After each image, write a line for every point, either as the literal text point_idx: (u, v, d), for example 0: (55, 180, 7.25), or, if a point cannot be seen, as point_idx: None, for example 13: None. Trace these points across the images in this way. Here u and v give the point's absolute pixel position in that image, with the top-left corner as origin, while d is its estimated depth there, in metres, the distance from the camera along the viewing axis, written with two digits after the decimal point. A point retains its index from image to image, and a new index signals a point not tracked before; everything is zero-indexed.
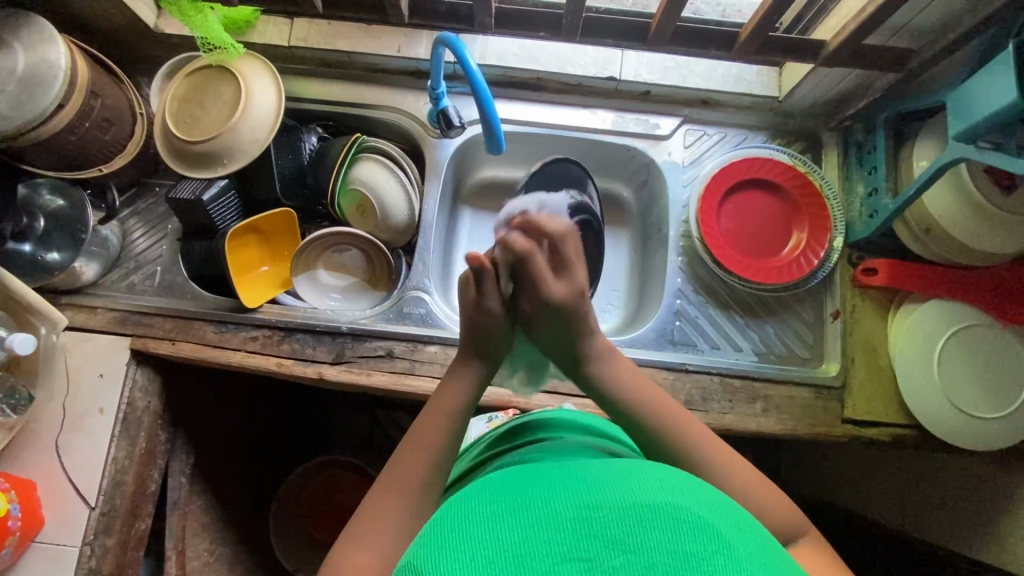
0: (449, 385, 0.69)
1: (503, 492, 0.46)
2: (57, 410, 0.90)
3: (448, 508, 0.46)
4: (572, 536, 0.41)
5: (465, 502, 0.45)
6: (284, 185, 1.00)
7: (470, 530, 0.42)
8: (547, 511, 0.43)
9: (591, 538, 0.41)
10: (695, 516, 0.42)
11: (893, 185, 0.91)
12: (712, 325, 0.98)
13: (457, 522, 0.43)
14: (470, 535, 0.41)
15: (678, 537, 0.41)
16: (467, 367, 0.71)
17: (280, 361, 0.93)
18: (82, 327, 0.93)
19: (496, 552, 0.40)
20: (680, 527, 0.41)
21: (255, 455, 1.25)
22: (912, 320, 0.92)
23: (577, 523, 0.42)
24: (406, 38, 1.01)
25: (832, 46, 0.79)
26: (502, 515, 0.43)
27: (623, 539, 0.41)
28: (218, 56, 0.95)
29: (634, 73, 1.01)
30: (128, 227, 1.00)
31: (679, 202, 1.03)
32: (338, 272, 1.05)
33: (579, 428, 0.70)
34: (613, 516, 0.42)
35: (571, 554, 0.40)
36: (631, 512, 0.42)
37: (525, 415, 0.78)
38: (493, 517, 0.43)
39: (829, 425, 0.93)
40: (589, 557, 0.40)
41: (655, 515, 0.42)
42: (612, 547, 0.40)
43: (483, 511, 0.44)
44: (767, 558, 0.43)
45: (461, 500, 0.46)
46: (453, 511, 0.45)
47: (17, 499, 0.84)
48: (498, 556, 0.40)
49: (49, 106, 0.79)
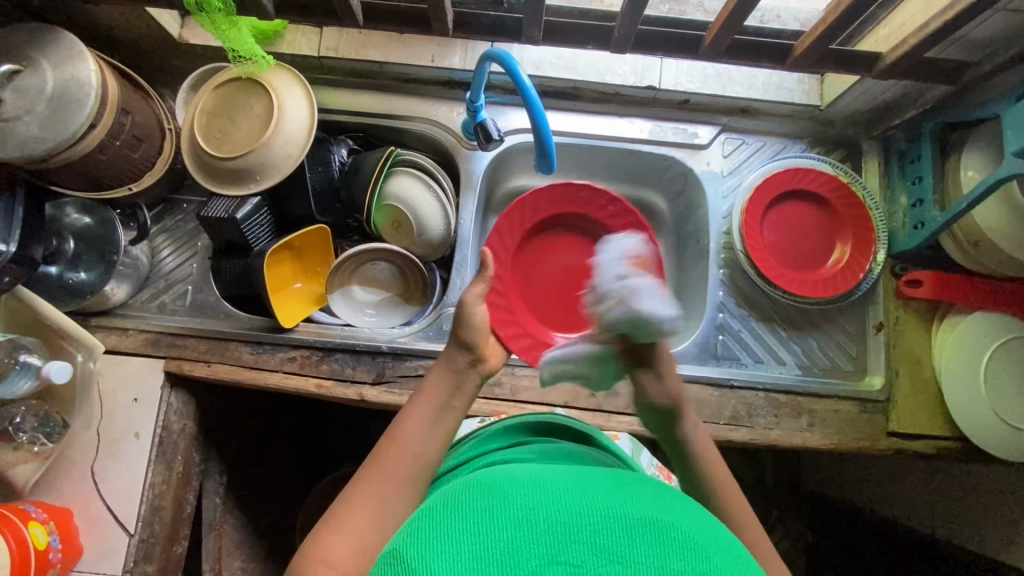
0: (443, 364, 0.70)
1: (496, 493, 0.46)
2: (92, 436, 0.88)
3: (440, 505, 0.47)
4: (558, 538, 0.41)
5: (459, 499, 0.46)
6: (317, 200, 0.97)
7: (459, 524, 0.43)
8: (534, 511, 0.43)
9: (581, 543, 0.41)
10: (684, 533, 0.43)
11: (940, 198, 0.90)
12: (755, 339, 0.97)
13: (448, 518, 0.44)
14: (458, 531, 0.42)
15: (668, 555, 0.40)
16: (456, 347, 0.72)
17: (319, 382, 0.91)
18: (115, 349, 0.91)
19: (483, 547, 0.41)
20: (670, 543, 0.41)
21: (284, 470, 1.24)
22: (959, 333, 0.92)
23: (565, 525, 0.42)
24: (439, 47, 0.99)
25: (889, 59, 0.77)
26: (492, 513, 0.43)
27: (611, 548, 0.41)
28: (248, 68, 0.91)
29: (674, 82, 0.99)
30: (157, 245, 0.97)
31: (719, 213, 1.01)
32: (373, 287, 1.03)
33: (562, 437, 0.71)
34: (602, 522, 0.42)
35: (559, 557, 0.40)
36: (622, 521, 0.42)
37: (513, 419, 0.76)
38: (483, 512, 0.43)
39: (874, 438, 0.92)
40: (576, 563, 0.40)
41: (646, 529, 0.42)
42: (599, 554, 0.40)
43: (473, 508, 0.44)
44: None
45: (455, 498, 0.47)
46: (445, 507, 0.46)
47: (55, 530, 0.82)
48: (484, 552, 0.40)
49: (81, 126, 0.76)
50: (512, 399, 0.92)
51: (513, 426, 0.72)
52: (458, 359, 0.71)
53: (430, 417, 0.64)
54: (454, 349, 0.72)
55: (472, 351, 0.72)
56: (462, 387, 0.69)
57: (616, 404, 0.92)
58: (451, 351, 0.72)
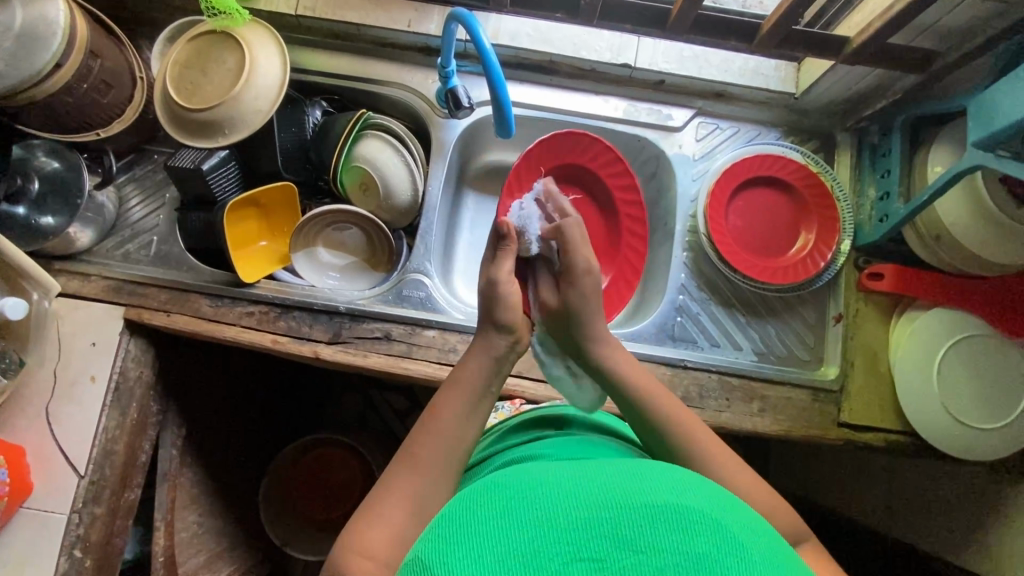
0: (472, 355, 0.70)
1: (515, 492, 0.46)
2: (48, 376, 0.89)
3: (458, 506, 0.47)
4: (582, 534, 0.42)
5: (478, 499, 0.47)
6: (286, 159, 0.98)
7: (483, 525, 0.44)
8: (555, 510, 0.44)
9: (602, 536, 0.42)
10: (705, 516, 0.43)
11: (906, 190, 0.90)
12: (713, 322, 0.97)
13: (470, 518, 0.45)
14: (481, 532, 0.43)
15: (690, 538, 0.42)
16: (490, 335, 0.71)
17: (275, 337, 0.91)
18: (76, 294, 0.92)
19: (508, 547, 0.42)
20: (691, 527, 0.42)
21: (248, 429, 1.25)
22: (916, 327, 0.92)
23: (587, 520, 0.43)
24: (417, 13, 0.99)
25: (855, 43, 0.77)
26: (513, 515, 0.44)
27: (634, 539, 0.42)
28: (222, 21, 0.92)
29: (650, 61, 0.99)
30: (125, 194, 0.98)
31: (688, 195, 1.01)
32: (337, 250, 1.04)
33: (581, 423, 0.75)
34: (622, 513, 0.43)
35: (582, 554, 0.41)
36: (641, 512, 0.43)
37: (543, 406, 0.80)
38: (504, 514, 0.44)
39: (824, 428, 0.93)
40: (600, 556, 0.41)
41: (666, 516, 0.43)
42: (624, 547, 0.41)
43: (491, 512, 0.45)
44: (778, 559, 0.44)
45: (472, 499, 0.48)
46: (465, 508, 0.46)
47: (5, 464, 0.83)
48: (510, 553, 0.41)
49: (45, 64, 0.77)
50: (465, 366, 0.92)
51: (533, 420, 0.75)
52: (497, 344, 0.71)
53: (466, 404, 0.65)
54: (490, 334, 0.71)
55: (509, 334, 0.72)
56: (499, 372, 0.69)
57: None
58: (488, 336, 0.71)
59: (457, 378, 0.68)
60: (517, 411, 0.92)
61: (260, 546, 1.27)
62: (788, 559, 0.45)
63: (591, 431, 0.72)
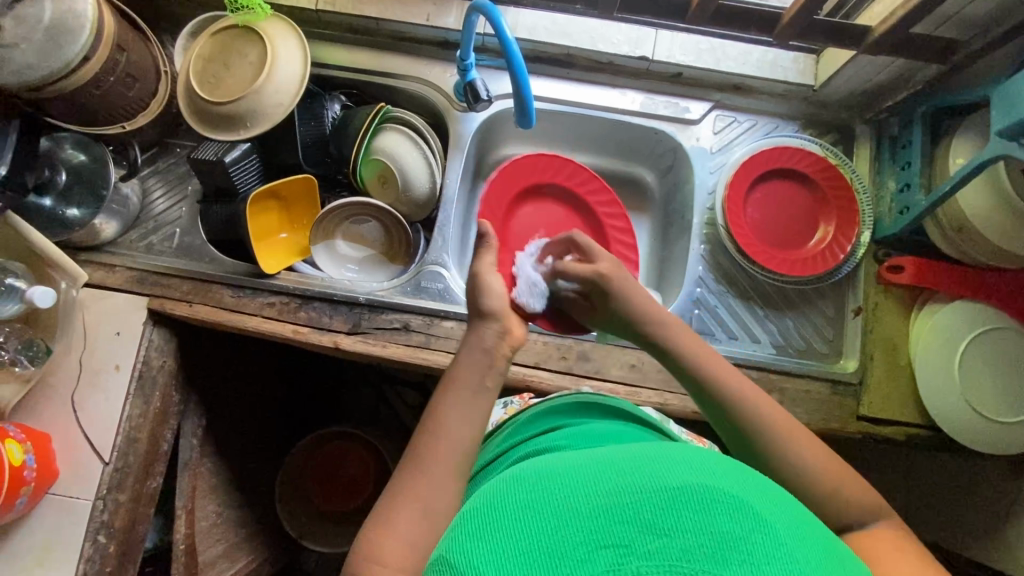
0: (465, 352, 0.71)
1: (534, 490, 0.47)
2: (74, 365, 0.91)
3: (481, 507, 0.48)
4: (605, 523, 0.42)
5: (500, 499, 0.48)
6: (306, 152, 0.99)
7: (506, 523, 0.44)
8: (577, 502, 0.44)
9: (625, 522, 0.42)
10: (726, 496, 0.43)
11: (927, 181, 0.89)
12: (731, 315, 0.97)
13: (494, 517, 0.45)
14: (504, 530, 0.44)
15: (713, 517, 0.42)
16: (484, 325, 0.73)
17: (296, 328, 0.93)
18: (101, 284, 0.93)
19: (533, 542, 0.42)
20: (713, 508, 0.42)
21: (264, 422, 1.26)
22: (935, 321, 0.91)
23: (610, 509, 0.43)
24: (435, 7, 1.00)
25: (877, 33, 0.76)
26: (535, 511, 0.45)
27: (657, 522, 0.42)
28: (245, 16, 0.94)
29: (668, 53, 0.99)
30: (148, 187, 0.99)
31: (705, 188, 1.01)
32: (356, 242, 1.04)
33: (592, 410, 0.75)
34: (642, 500, 0.43)
35: (606, 540, 0.41)
36: (662, 496, 0.43)
37: (546, 399, 0.80)
38: (524, 512, 0.45)
39: (843, 421, 0.92)
40: (625, 543, 0.41)
41: (687, 499, 0.43)
42: (647, 530, 0.41)
43: (512, 511, 0.45)
44: (804, 533, 0.44)
45: (493, 500, 0.48)
46: (488, 508, 0.47)
47: (32, 450, 0.84)
48: (535, 547, 0.42)
49: (74, 57, 0.78)
50: None
51: (548, 411, 0.74)
52: (486, 336, 0.72)
53: (464, 403, 0.66)
54: (479, 327, 0.73)
55: (500, 322, 0.73)
56: (493, 364, 0.70)
57: (588, 369, 0.92)
58: (477, 328, 0.73)
59: (450, 378, 0.68)
60: (526, 406, 0.89)
61: (276, 537, 1.28)
62: (815, 532, 0.45)
63: (606, 417, 0.73)
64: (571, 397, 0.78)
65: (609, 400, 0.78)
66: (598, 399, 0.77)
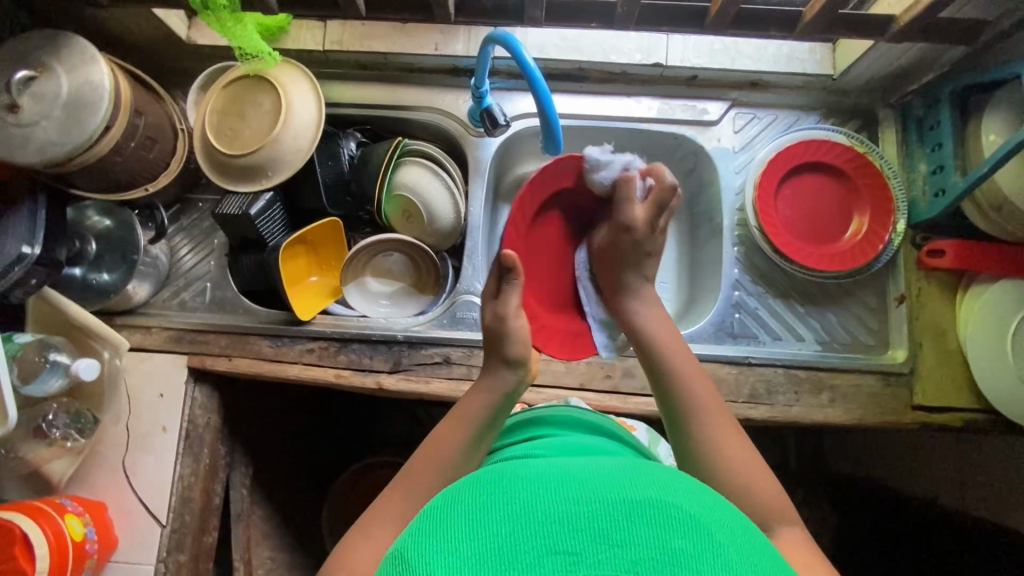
0: (476, 391, 0.69)
1: (492, 485, 0.45)
2: (122, 431, 0.91)
3: (437, 500, 0.46)
4: (555, 529, 0.40)
5: (459, 493, 0.46)
6: (329, 194, 0.98)
7: (459, 519, 0.42)
8: (530, 503, 0.42)
9: (576, 530, 0.40)
10: (686, 514, 0.41)
11: (961, 163, 0.87)
12: (773, 316, 0.96)
13: (447, 513, 0.43)
14: (456, 527, 0.42)
15: (667, 533, 0.40)
16: (501, 373, 0.70)
17: (337, 372, 0.92)
18: (140, 347, 0.94)
19: (483, 540, 0.40)
20: (670, 522, 0.41)
21: (307, 462, 1.26)
22: (984, 301, 0.89)
23: (562, 513, 0.41)
24: (442, 35, 0.98)
25: (903, 20, 0.75)
26: (488, 505, 0.43)
27: (610, 533, 0.40)
28: (254, 65, 0.92)
29: (681, 58, 0.97)
30: (175, 244, 0.99)
31: (732, 188, 1.00)
32: (385, 278, 1.04)
33: (586, 428, 0.73)
34: (599, 507, 0.41)
35: (556, 547, 0.40)
36: (619, 506, 0.41)
37: (530, 410, 0.79)
38: (477, 505, 0.43)
39: (898, 413, 0.91)
40: (573, 551, 0.40)
41: (645, 511, 0.41)
42: (599, 541, 0.40)
43: (468, 502, 0.44)
44: (758, 556, 0.42)
45: (450, 493, 0.46)
46: (444, 502, 0.45)
47: (91, 522, 0.84)
48: (482, 546, 0.40)
49: (97, 129, 0.77)
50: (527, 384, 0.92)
51: (531, 420, 0.74)
52: (507, 380, 0.70)
53: (464, 442, 0.65)
54: (499, 372, 0.70)
55: (517, 368, 0.71)
56: (500, 408, 0.68)
57: (634, 386, 0.91)
58: (495, 373, 0.70)
59: (456, 412, 0.68)
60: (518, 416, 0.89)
61: None
62: (773, 559, 0.43)
63: (590, 432, 0.71)
64: (562, 410, 0.76)
65: (584, 411, 0.77)
66: (566, 410, 0.76)
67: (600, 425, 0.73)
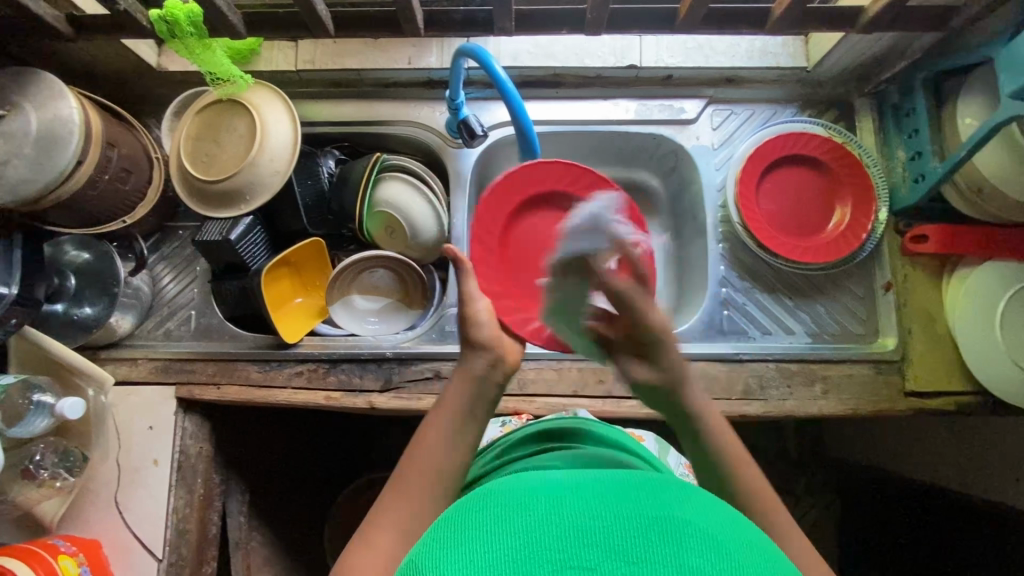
0: (460, 377, 0.65)
1: (507, 496, 0.42)
2: (112, 467, 0.90)
3: (450, 513, 0.43)
4: (572, 543, 0.37)
5: (474, 506, 0.43)
6: (309, 214, 0.98)
7: (472, 532, 0.40)
8: (547, 518, 0.39)
9: (594, 545, 0.37)
10: (708, 534, 0.38)
11: (939, 148, 0.87)
12: (761, 310, 0.96)
13: (458, 526, 0.41)
14: (468, 541, 0.39)
15: (687, 552, 0.37)
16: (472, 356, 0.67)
17: (328, 394, 0.91)
18: (126, 380, 0.93)
19: (495, 554, 0.37)
20: (691, 541, 0.37)
21: (306, 483, 1.25)
22: (969, 285, 0.89)
23: (581, 528, 0.38)
24: (415, 48, 0.98)
25: (872, 11, 0.75)
26: (502, 516, 0.40)
27: (628, 548, 0.37)
28: (227, 89, 0.91)
29: (655, 58, 0.98)
30: (157, 274, 0.98)
31: (713, 186, 1.00)
32: (371, 294, 1.03)
33: (597, 440, 0.70)
34: (618, 523, 0.38)
35: (571, 561, 0.36)
36: (639, 522, 0.38)
37: (540, 421, 0.77)
38: (491, 519, 0.40)
39: (891, 400, 0.91)
40: (590, 567, 0.36)
41: (665, 528, 0.38)
42: (616, 558, 0.37)
43: (481, 514, 0.41)
44: None
45: (464, 505, 0.44)
46: (457, 514, 0.43)
47: (85, 562, 0.83)
48: (495, 560, 0.37)
49: (68, 163, 0.76)
50: (520, 393, 0.91)
51: (538, 434, 0.72)
52: (476, 366, 0.66)
53: (454, 429, 0.61)
54: (471, 357, 0.67)
55: (489, 352, 0.67)
56: (483, 395, 0.64)
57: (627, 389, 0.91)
58: (468, 359, 0.67)
59: (441, 402, 0.64)
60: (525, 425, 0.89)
61: None
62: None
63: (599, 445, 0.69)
64: (574, 421, 0.75)
65: (599, 425, 0.75)
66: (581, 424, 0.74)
67: (607, 437, 0.71)
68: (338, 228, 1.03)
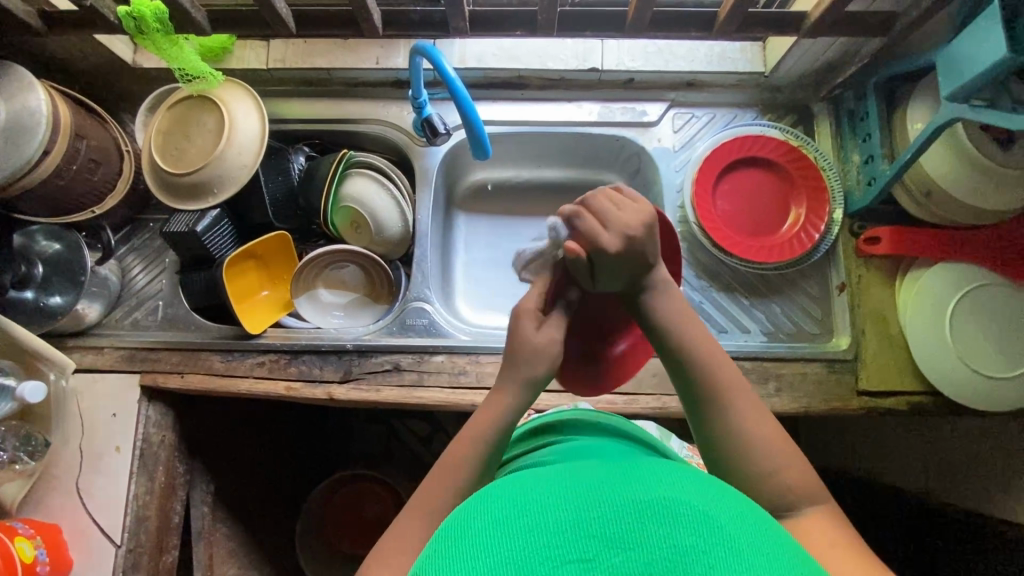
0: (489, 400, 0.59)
1: (498, 496, 0.41)
2: (74, 452, 0.91)
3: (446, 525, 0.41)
4: (566, 535, 0.36)
5: (464, 512, 0.41)
6: (276, 208, 0.99)
7: (467, 542, 0.37)
8: (539, 513, 0.38)
9: (585, 533, 0.36)
10: (695, 509, 0.38)
11: (889, 150, 0.89)
12: (718, 309, 0.98)
13: (455, 536, 0.38)
14: (465, 552, 0.37)
15: (676, 531, 0.36)
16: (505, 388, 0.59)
17: (287, 384, 0.93)
18: (91, 368, 0.94)
19: (494, 559, 0.36)
20: (682, 520, 0.37)
21: (276, 476, 1.26)
22: (921, 285, 0.90)
23: (573, 519, 0.37)
24: (383, 49, 1.01)
25: (814, 16, 0.77)
26: (497, 517, 0.39)
27: (622, 534, 0.36)
28: (196, 86, 0.94)
29: (616, 62, 1.00)
30: (126, 265, 1.00)
31: (673, 187, 1.02)
32: (338, 289, 1.05)
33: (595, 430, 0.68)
34: (610, 509, 0.38)
35: (569, 555, 0.35)
36: (627, 508, 0.38)
37: (541, 417, 0.75)
38: (481, 519, 0.39)
39: (845, 399, 0.92)
40: (588, 557, 0.35)
41: (655, 512, 0.37)
42: (611, 545, 0.36)
43: (473, 520, 0.39)
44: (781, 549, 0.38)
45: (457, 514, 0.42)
46: (450, 526, 0.40)
47: (43, 545, 0.84)
48: (499, 563, 0.35)
49: (34, 152, 0.79)
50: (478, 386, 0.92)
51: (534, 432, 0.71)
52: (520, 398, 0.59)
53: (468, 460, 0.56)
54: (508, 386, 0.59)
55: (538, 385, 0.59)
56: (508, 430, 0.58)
57: None
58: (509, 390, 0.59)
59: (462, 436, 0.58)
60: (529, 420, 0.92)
61: None
62: (784, 543, 0.39)
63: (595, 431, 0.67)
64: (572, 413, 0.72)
65: (599, 414, 0.73)
66: (597, 417, 0.72)
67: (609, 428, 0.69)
68: (309, 222, 1.04)
